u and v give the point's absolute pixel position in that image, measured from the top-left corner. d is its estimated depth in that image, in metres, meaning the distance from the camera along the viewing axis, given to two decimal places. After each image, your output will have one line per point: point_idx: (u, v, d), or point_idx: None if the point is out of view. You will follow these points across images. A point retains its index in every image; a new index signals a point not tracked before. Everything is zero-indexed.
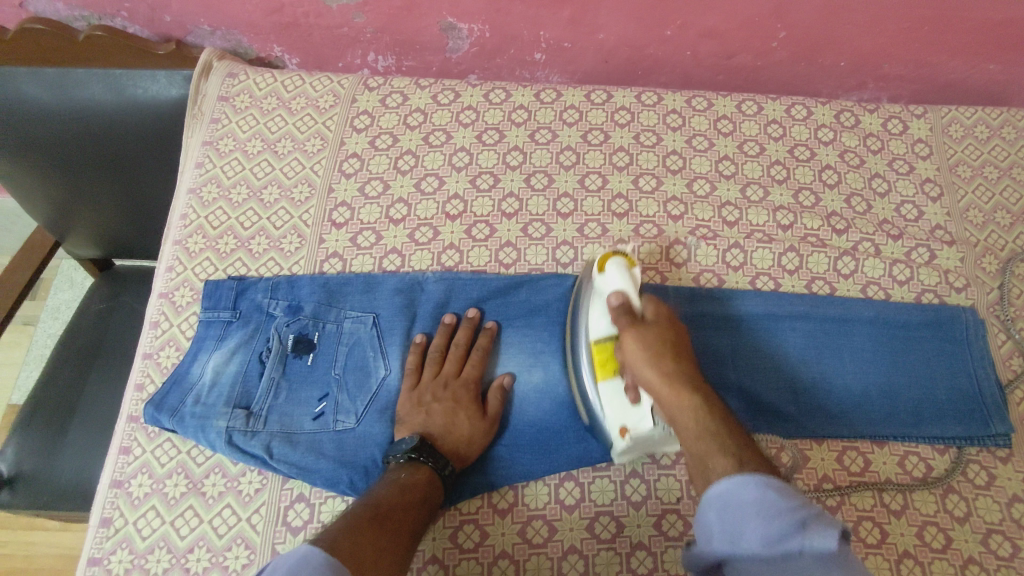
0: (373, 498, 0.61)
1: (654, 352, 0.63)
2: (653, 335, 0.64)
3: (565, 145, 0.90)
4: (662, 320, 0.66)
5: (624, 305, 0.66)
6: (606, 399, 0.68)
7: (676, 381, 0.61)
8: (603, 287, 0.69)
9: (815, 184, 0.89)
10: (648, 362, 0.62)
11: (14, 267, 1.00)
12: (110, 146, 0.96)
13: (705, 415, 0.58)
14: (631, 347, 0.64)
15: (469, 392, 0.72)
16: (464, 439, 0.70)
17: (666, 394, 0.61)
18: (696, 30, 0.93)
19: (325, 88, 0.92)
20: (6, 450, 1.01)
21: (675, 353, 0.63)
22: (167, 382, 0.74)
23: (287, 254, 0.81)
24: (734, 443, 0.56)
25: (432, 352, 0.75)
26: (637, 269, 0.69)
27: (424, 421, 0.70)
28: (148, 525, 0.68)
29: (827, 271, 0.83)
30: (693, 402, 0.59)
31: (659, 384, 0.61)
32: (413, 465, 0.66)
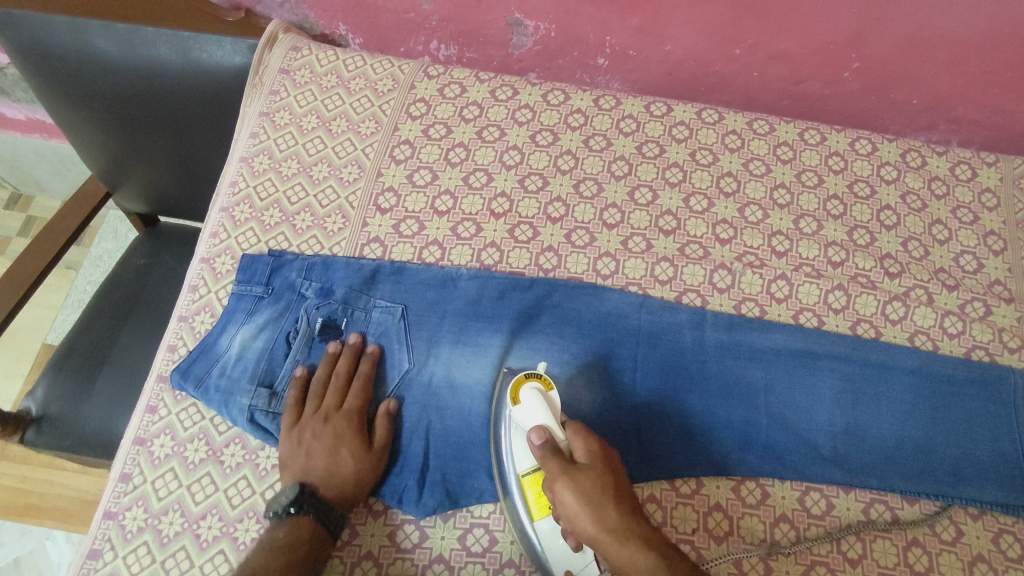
0: (250, 568, 0.57)
1: (592, 495, 0.59)
2: (589, 475, 0.60)
3: (618, 154, 0.88)
4: (591, 450, 0.62)
5: (548, 441, 0.64)
6: (546, 537, 0.64)
7: (620, 532, 0.57)
8: (520, 420, 0.66)
9: (871, 224, 0.86)
10: (593, 505, 0.58)
11: (66, 212, 1.03)
12: (169, 105, 0.97)
13: (661, 562, 0.55)
14: (569, 495, 0.59)
15: (350, 425, 0.68)
16: (348, 480, 0.66)
17: (614, 542, 0.56)
18: (766, 51, 0.91)
19: (385, 71, 0.92)
20: (36, 391, 1.04)
21: (614, 492, 0.60)
22: (194, 351, 0.74)
23: (329, 233, 0.81)
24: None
25: (313, 387, 0.71)
26: (553, 394, 0.68)
27: (304, 466, 0.66)
28: (165, 486, 0.68)
29: (875, 314, 0.80)
30: (648, 556, 0.55)
31: (602, 532, 0.57)
32: (293, 522, 0.62)
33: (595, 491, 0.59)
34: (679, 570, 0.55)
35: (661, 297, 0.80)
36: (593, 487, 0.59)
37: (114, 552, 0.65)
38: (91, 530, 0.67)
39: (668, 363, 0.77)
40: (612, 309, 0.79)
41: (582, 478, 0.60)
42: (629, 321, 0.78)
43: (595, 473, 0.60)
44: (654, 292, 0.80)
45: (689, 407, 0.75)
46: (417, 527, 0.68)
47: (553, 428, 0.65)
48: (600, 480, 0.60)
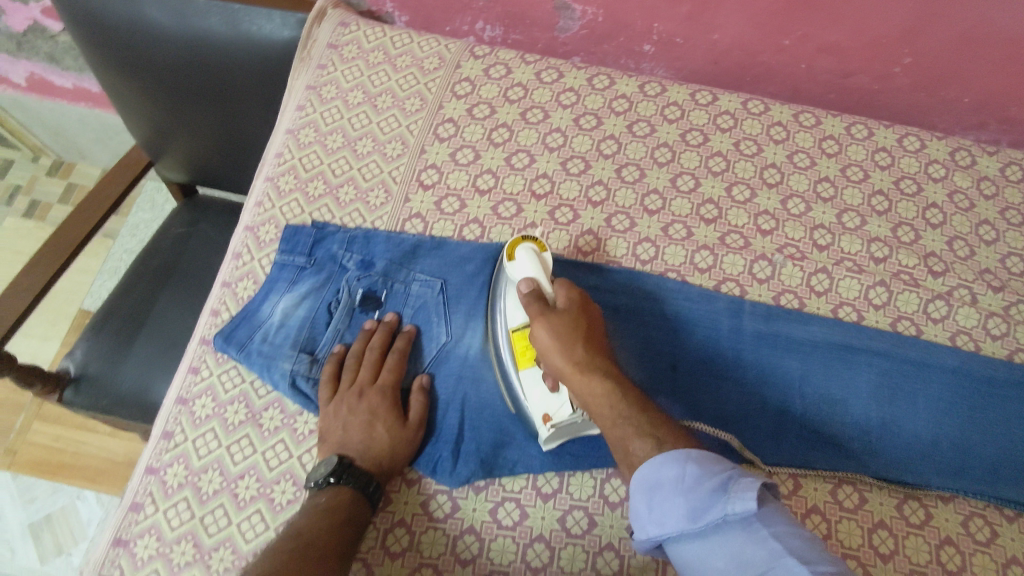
0: (294, 529, 0.58)
1: (563, 334, 0.64)
2: (566, 318, 0.65)
3: (662, 141, 0.88)
4: (572, 300, 0.67)
5: (535, 290, 0.67)
6: (527, 387, 0.68)
7: (586, 368, 0.62)
8: (512, 272, 0.70)
9: (916, 221, 0.85)
10: (564, 344, 0.63)
11: (109, 181, 1.05)
12: (216, 76, 0.96)
13: (617, 394, 0.60)
14: (543, 332, 0.64)
15: (385, 399, 0.69)
16: (384, 454, 0.66)
17: (579, 373, 0.62)
18: (816, 43, 0.90)
19: (431, 50, 0.93)
20: (75, 352, 1.07)
21: (584, 333, 0.64)
22: (237, 316, 0.75)
23: (372, 207, 0.82)
24: (652, 423, 0.58)
25: (348, 361, 0.71)
26: (547, 256, 0.71)
27: (341, 440, 0.67)
28: (205, 445, 0.69)
29: (916, 313, 0.79)
30: (605, 386, 0.61)
31: (569, 368, 0.62)
32: (335, 488, 0.63)
33: (567, 329, 0.64)
34: (630, 401, 0.60)
35: (699, 285, 0.80)
36: (565, 327, 0.64)
37: (155, 506, 0.67)
38: (133, 484, 0.68)
39: (704, 351, 0.77)
40: (650, 294, 0.79)
41: (558, 322, 0.64)
42: (666, 307, 0.78)
43: (570, 317, 0.65)
44: (692, 280, 0.80)
45: (723, 395, 0.75)
46: (449, 497, 0.69)
47: (541, 280, 0.68)
48: (574, 321, 0.65)
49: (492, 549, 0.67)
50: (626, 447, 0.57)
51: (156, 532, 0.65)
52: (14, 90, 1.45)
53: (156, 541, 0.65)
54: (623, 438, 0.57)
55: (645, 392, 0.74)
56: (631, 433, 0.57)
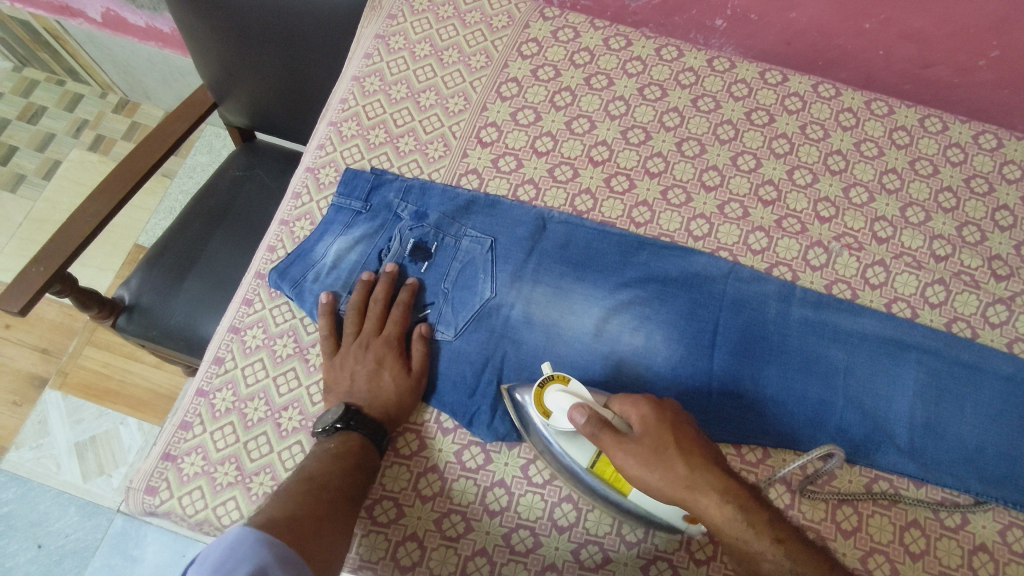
0: (305, 471, 0.60)
1: (654, 461, 0.58)
2: (653, 444, 0.59)
3: (726, 117, 0.86)
4: (651, 419, 0.60)
5: (592, 415, 0.61)
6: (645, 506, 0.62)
7: (704, 494, 0.56)
8: (558, 418, 0.63)
9: (984, 222, 0.82)
10: (666, 473, 0.57)
11: (174, 118, 1.08)
12: (286, 20, 0.97)
13: (743, 522, 0.54)
14: (629, 466, 0.58)
15: (390, 349, 0.70)
16: (391, 401, 0.68)
17: (694, 500, 0.56)
18: (898, 29, 0.86)
19: (501, 8, 0.93)
20: (131, 281, 1.11)
21: (683, 452, 0.58)
22: (292, 254, 0.77)
23: (430, 159, 0.83)
24: (791, 557, 0.52)
25: (349, 312, 0.72)
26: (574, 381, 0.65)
27: (349, 388, 0.68)
28: (253, 374, 0.72)
29: (974, 315, 0.77)
30: (730, 514, 0.55)
31: (680, 493, 0.57)
32: (343, 435, 0.64)
33: (656, 454, 0.58)
34: (762, 530, 0.54)
35: (751, 266, 0.79)
36: (654, 456, 0.58)
37: (203, 427, 0.69)
38: (184, 404, 0.71)
39: (750, 332, 0.76)
40: (700, 271, 0.78)
41: (640, 452, 0.58)
42: (715, 285, 0.77)
43: (650, 439, 0.59)
44: (744, 260, 0.79)
45: (765, 379, 0.74)
46: (483, 450, 0.70)
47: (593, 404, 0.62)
48: (656, 444, 0.59)
49: (521, 503, 0.68)
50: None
51: (202, 451, 0.68)
52: (88, 25, 1.49)
53: (202, 459, 0.68)
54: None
55: (685, 366, 0.74)
56: (773, 573, 0.52)
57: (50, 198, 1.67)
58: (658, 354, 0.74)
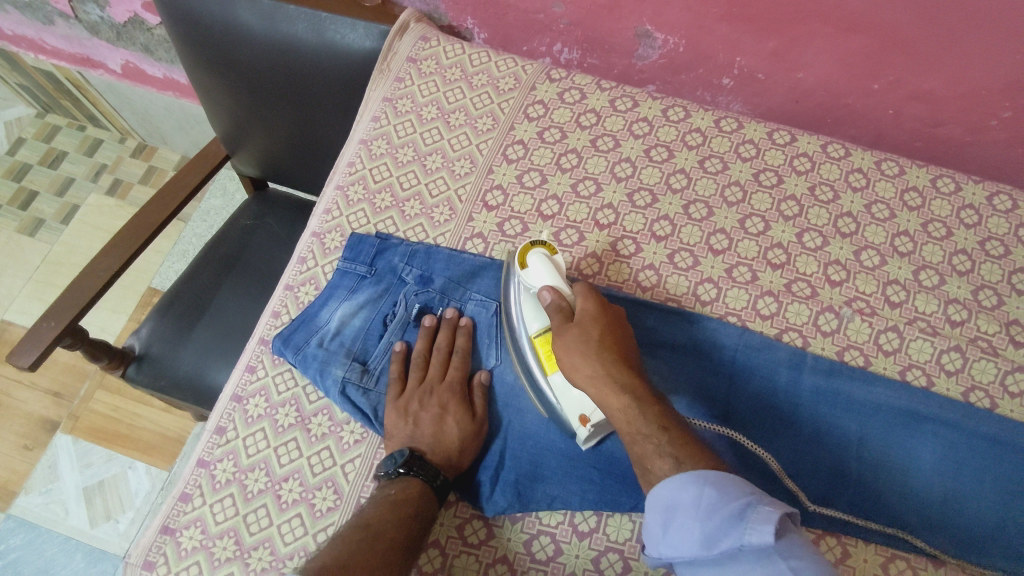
0: (362, 517, 0.61)
1: (585, 350, 0.64)
2: (583, 330, 0.66)
3: (733, 179, 0.86)
4: (590, 310, 0.67)
5: (556, 300, 0.69)
6: (559, 391, 0.68)
7: (607, 385, 0.62)
8: (529, 283, 0.71)
9: (1000, 285, 0.80)
10: (589, 362, 0.64)
11: (188, 172, 1.10)
12: (297, 79, 1.00)
13: (638, 413, 0.60)
14: (562, 348, 0.66)
15: (453, 394, 0.71)
16: (454, 450, 0.68)
17: (598, 387, 0.63)
18: (907, 90, 0.86)
19: (508, 70, 0.93)
20: (141, 332, 1.12)
21: (601, 346, 0.64)
22: (296, 319, 0.76)
23: (436, 223, 0.83)
24: (671, 441, 0.57)
25: (415, 358, 0.74)
26: (559, 261, 0.72)
27: (412, 433, 0.69)
28: (255, 444, 0.71)
29: (992, 384, 0.75)
30: (624, 402, 0.61)
31: (592, 388, 0.63)
32: (402, 480, 0.64)
33: (585, 342, 0.65)
34: (651, 419, 0.59)
35: (760, 332, 0.77)
36: (581, 342, 0.65)
37: (203, 499, 0.69)
38: (184, 475, 0.70)
39: (758, 404, 0.74)
40: (707, 339, 0.76)
41: (574, 336, 0.65)
42: (724, 354, 0.76)
43: (588, 326, 0.66)
44: (753, 326, 0.78)
45: (775, 452, 0.72)
46: (484, 524, 0.68)
47: (559, 286, 0.70)
48: (586, 330, 0.66)
49: None
50: (648, 472, 0.57)
51: (201, 525, 0.67)
52: (109, 75, 1.53)
53: (201, 533, 0.67)
54: (643, 457, 0.58)
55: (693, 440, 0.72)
56: (651, 452, 0.57)
57: (68, 241, 1.70)
58: None
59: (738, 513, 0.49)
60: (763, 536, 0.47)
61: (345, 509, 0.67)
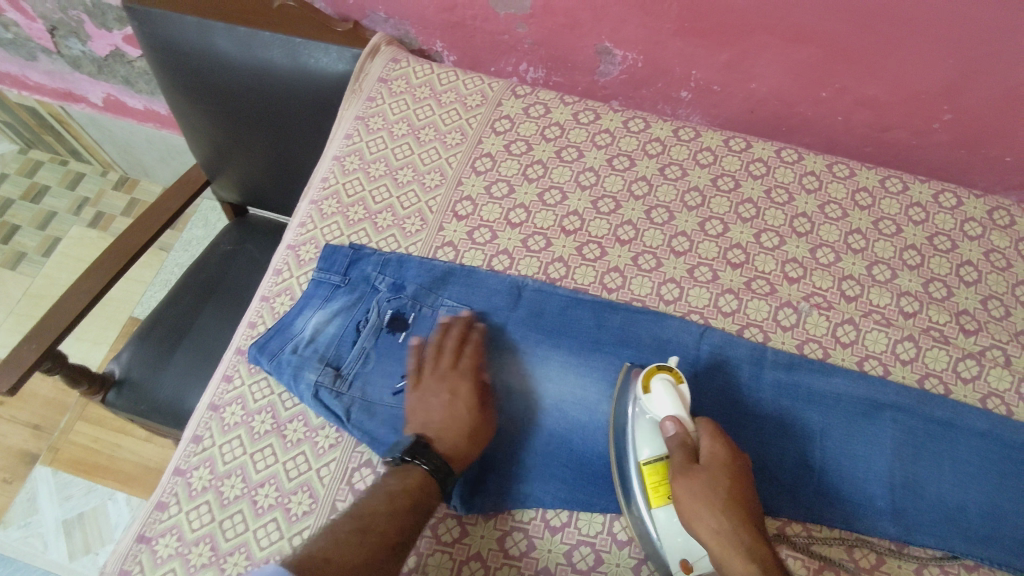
0: (360, 509, 0.62)
1: (714, 501, 0.60)
2: (711, 475, 0.62)
3: (693, 185, 0.89)
4: (718, 454, 0.63)
5: (680, 432, 0.65)
6: (663, 528, 0.64)
7: (732, 542, 0.58)
8: (651, 408, 0.67)
9: (949, 278, 0.84)
10: (715, 513, 0.60)
11: (168, 197, 1.12)
12: (272, 104, 1.04)
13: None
14: (684, 495, 0.62)
15: (462, 384, 0.72)
16: (461, 436, 0.69)
17: (723, 552, 0.58)
18: (854, 97, 0.90)
19: (475, 88, 0.97)
20: (121, 356, 1.12)
21: (731, 502, 0.60)
22: (272, 328, 0.79)
23: (407, 233, 0.86)
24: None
25: (428, 350, 0.75)
26: (682, 389, 0.68)
27: (424, 419, 0.70)
28: (230, 451, 0.72)
29: (945, 370, 0.78)
30: (751, 569, 0.56)
31: (715, 544, 0.59)
32: (407, 465, 0.66)
33: (713, 494, 0.61)
34: None
35: (722, 328, 0.80)
36: (710, 490, 0.61)
37: (178, 506, 0.70)
38: (161, 483, 0.71)
39: (723, 398, 0.76)
40: (673, 338, 0.79)
41: (699, 477, 0.62)
42: (688, 351, 0.78)
43: (722, 476, 0.62)
44: (716, 322, 0.81)
45: (739, 443, 0.74)
46: (457, 523, 0.70)
47: (683, 417, 0.66)
48: (715, 475, 0.62)
49: None
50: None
51: (177, 532, 0.68)
52: (90, 109, 1.56)
53: (177, 540, 0.68)
54: None
55: None
56: None
57: (50, 273, 1.71)
58: None
59: None
60: None
61: (320, 512, 0.68)
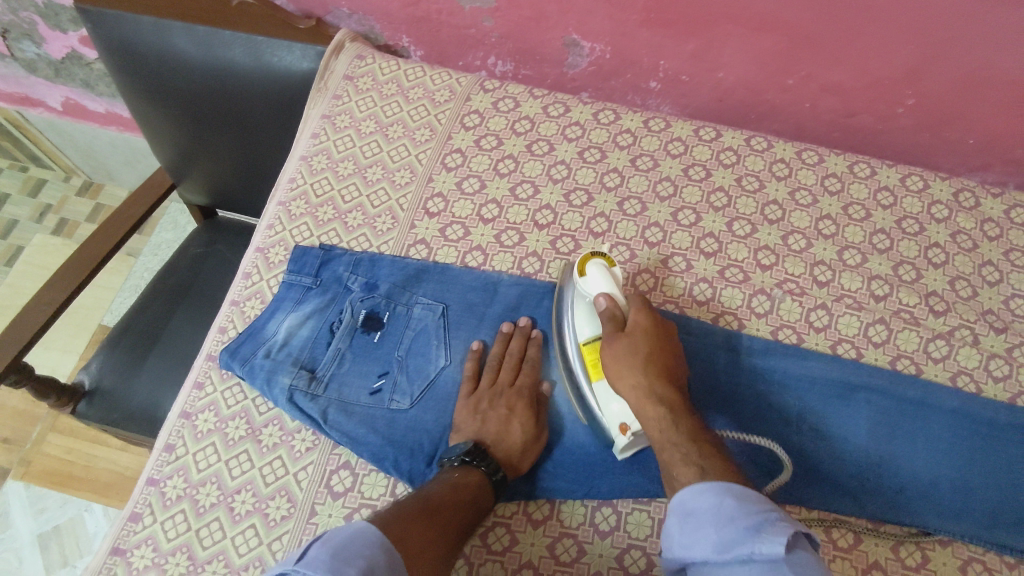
0: (425, 491, 0.62)
1: (630, 360, 0.66)
2: (633, 341, 0.67)
3: (664, 175, 0.90)
4: (642, 322, 0.68)
5: (612, 307, 0.69)
6: (602, 399, 0.69)
7: (646, 392, 0.64)
8: (586, 290, 0.71)
9: (918, 260, 0.85)
10: (633, 370, 0.65)
11: (133, 202, 1.09)
12: (236, 104, 1.02)
13: (670, 423, 0.62)
14: (609, 358, 0.67)
15: (524, 400, 0.73)
16: (516, 449, 0.69)
17: (639, 402, 0.64)
18: (820, 84, 0.91)
19: (443, 83, 0.96)
20: (91, 365, 1.09)
21: (648, 359, 0.66)
22: (243, 333, 0.77)
23: (378, 232, 0.85)
24: (698, 451, 0.59)
25: (489, 362, 0.75)
26: (616, 270, 0.72)
27: (477, 429, 0.70)
28: (205, 459, 0.71)
29: (916, 351, 0.79)
30: (659, 411, 0.63)
31: (634, 397, 0.65)
32: (465, 468, 0.66)
33: (632, 353, 0.66)
34: (683, 430, 0.61)
35: (697, 318, 0.80)
36: (630, 350, 0.66)
37: (153, 517, 0.69)
38: (134, 494, 0.70)
39: (699, 386, 0.77)
40: None
41: (622, 343, 0.67)
42: None
43: (639, 336, 0.67)
44: (691, 311, 0.81)
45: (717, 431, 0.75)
46: None
47: (615, 294, 0.70)
48: (636, 339, 0.67)
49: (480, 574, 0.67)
50: (671, 476, 0.58)
51: (152, 543, 0.67)
52: (49, 113, 1.52)
53: (152, 551, 0.67)
54: (669, 467, 0.59)
55: None
56: (680, 460, 0.58)
57: (14, 283, 1.66)
58: None
59: (756, 525, 0.48)
60: (775, 547, 0.46)
61: (298, 516, 0.68)
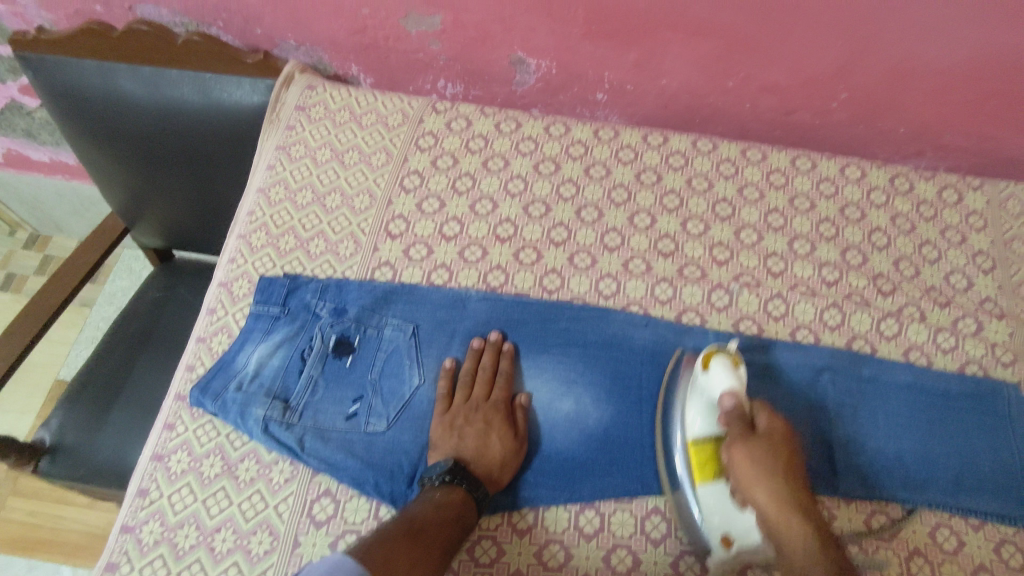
0: (408, 512, 0.62)
1: (770, 470, 0.63)
2: (769, 446, 0.65)
3: (618, 182, 0.92)
4: (776, 428, 0.66)
5: (737, 407, 0.67)
6: (707, 504, 0.67)
7: (784, 502, 0.62)
8: (708, 387, 0.70)
9: (863, 245, 0.89)
10: (771, 478, 0.63)
11: (85, 250, 1.07)
12: (187, 142, 1.02)
13: (818, 540, 0.59)
14: (743, 463, 0.65)
15: (499, 413, 0.73)
16: (496, 463, 0.70)
17: (781, 518, 0.62)
18: (757, 84, 0.96)
19: (395, 108, 0.98)
20: (51, 421, 1.05)
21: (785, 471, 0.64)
22: (212, 368, 0.77)
23: (342, 257, 0.85)
24: None
25: (462, 377, 0.76)
26: (740, 370, 0.70)
27: (456, 446, 0.71)
28: (181, 500, 0.70)
29: (870, 331, 0.83)
30: (802, 527, 0.60)
31: (771, 508, 0.62)
32: (447, 486, 0.66)
33: (771, 462, 0.64)
34: (830, 552, 0.59)
35: (662, 317, 0.82)
36: (767, 456, 0.64)
37: (131, 565, 0.67)
38: (109, 544, 0.68)
39: None
40: (618, 331, 0.80)
41: (763, 448, 0.65)
42: (633, 342, 0.80)
43: (778, 445, 0.65)
44: (654, 311, 0.83)
45: None
46: None
47: (740, 395, 0.68)
48: (775, 447, 0.65)
49: None
50: None
51: None
52: None
53: None
54: None
55: (617, 426, 0.75)
56: None
57: None
58: (590, 416, 0.75)
59: None
60: None
61: (281, 549, 0.67)
